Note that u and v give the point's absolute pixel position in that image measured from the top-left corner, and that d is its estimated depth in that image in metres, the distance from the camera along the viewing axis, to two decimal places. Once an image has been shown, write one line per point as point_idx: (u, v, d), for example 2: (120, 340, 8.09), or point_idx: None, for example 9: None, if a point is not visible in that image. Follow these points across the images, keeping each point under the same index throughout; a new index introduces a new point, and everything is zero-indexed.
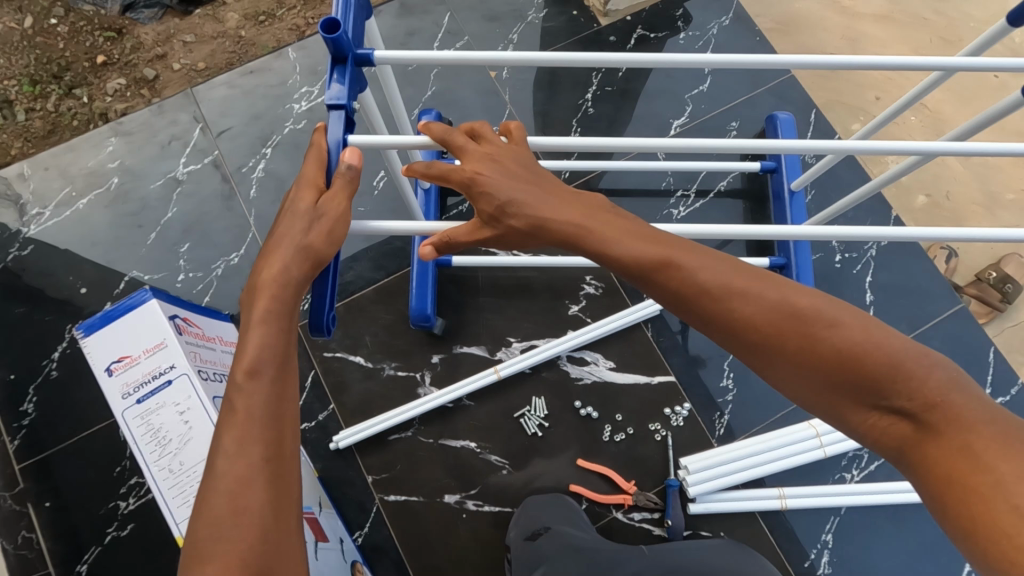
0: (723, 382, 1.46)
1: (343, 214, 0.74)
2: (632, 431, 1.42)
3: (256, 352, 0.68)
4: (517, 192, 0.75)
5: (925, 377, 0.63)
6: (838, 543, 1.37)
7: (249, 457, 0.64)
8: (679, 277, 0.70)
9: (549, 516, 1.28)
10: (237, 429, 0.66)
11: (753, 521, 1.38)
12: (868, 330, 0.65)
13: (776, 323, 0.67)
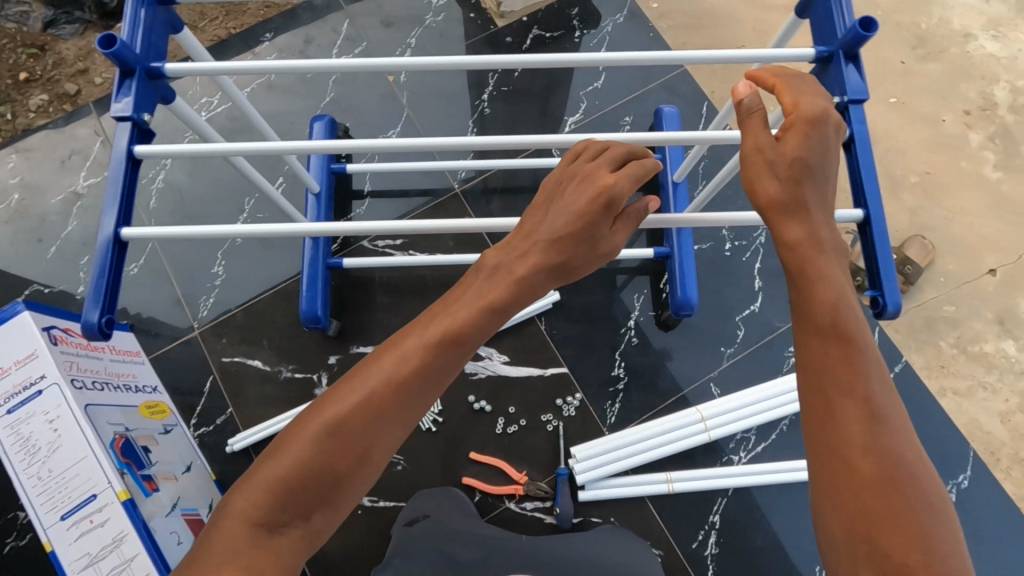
0: (615, 371, 1.50)
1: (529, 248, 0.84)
2: (524, 423, 1.46)
3: (395, 363, 0.77)
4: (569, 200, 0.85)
5: (932, 535, 0.62)
6: (726, 524, 1.41)
7: (286, 479, 0.71)
8: (853, 359, 0.70)
9: (430, 503, 1.32)
10: (303, 446, 0.73)
11: (643, 506, 1.41)
12: (928, 492, 0.65)
13: (894, 437, 0.66)
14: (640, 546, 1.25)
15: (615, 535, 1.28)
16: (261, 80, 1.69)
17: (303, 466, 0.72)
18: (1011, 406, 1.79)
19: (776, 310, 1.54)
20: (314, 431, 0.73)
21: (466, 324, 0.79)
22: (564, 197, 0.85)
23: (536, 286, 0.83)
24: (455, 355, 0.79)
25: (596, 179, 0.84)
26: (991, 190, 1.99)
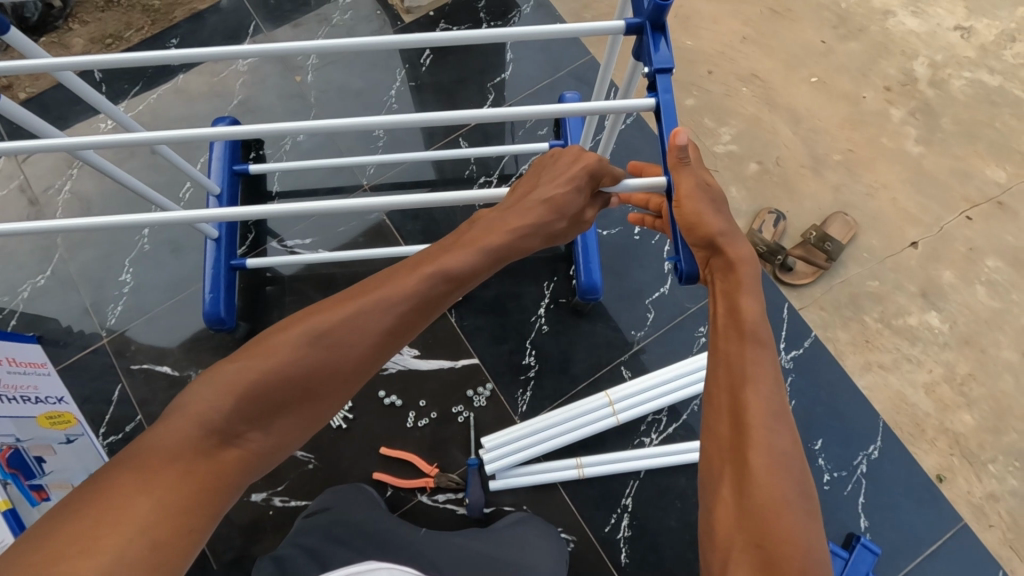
0: (526, 359, 1.50)
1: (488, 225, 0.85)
2: (435, 415, 1.45)
3: (348, 324, 0.75)
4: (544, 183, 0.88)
5: (811, 534, 0.65)
6: (639, 506, 1.41)
7: (215, 421, 0.69)
8: (758, 354, 0.76)
9: (338, 497, 1.27)
10: (239, 396, 0.70)
11: (555, 492, 1.41)
12: (795, 483, 0.68)
13: (777, 433, 0.71)
14: (547, 536, 1.28)
15: (524, 526, 1.30)
16: (169, 85, 1.70)
17: (230, 417, 0.70)
18: (933, 377, 1.76)
19: (685, 290, 1.54)
20: (247, 377, 0.71)
21: (421, 286, 0.79)
22: (557, 176, 0.89)
23: (484, 264, 0.82)
24: (400, 309, 0.77)
25: (583, 159, 0.89)
26: (914, 162, 1.98)
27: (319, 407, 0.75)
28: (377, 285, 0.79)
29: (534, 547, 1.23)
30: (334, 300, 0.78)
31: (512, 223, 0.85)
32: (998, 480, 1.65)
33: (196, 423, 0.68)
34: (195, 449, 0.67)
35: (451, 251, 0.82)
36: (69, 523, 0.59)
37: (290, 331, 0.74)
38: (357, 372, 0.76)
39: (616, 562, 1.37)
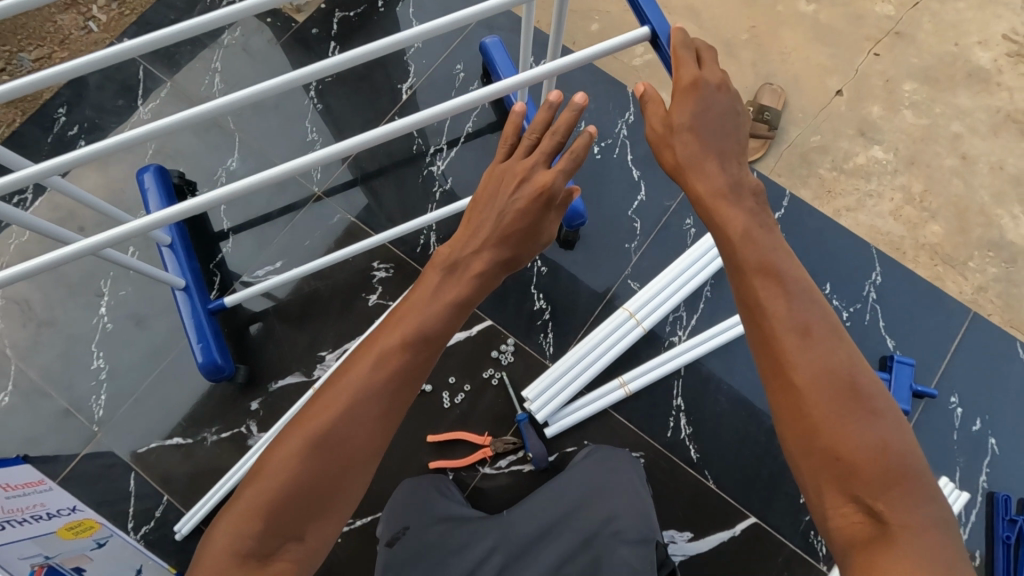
0: (536, 304, 1.48)
1: (447, 276, 0.85)
2: (469, 387, 1.42)
3: (344, 416, 0.75)
4: (493, 211, 0.88)
5: (897, 454, 0.66)
6: (691, 402, 1.42)
7: (245, 548, 0.69)
8: (779, 289, 0.75)
9: (410, 512, 1.15)
10: (257, 517, 0.70)
11: (609, 417, 1.41)
12: (867, 406, 0.69)
13: (828, 366, 0.70)
14: (634, 473, 1.21)
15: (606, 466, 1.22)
16: (73, 157, 1.57)
17: (259, 539, 0.70)
18: (897, 203, 1.87)
19: (661, 191, 1.56)
20: (263, 497, 0.71)
21: (403, 358, 0.79)
22: (507, 200, 0.88)
23: (456, 313, 0.84)
24: (385, 386, 0.77)
25: (535, 178, 0.88)
26: (812, 20, 2.08)
27: (339, 497, 0.75)
28: (360, 365, 0.78)
29: (628, 498, 1.16)
30: (322, 393, 0.77)
31: (473, 269, 0.86)
32: (979, 272, 1.80)
33: (228, 558, 0.69)
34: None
35: (416, 312, 0.82)
36: None
37: (289, 438, 0.74)
38: (365, 457, 0.75)
39: (687, 460, 1.39)
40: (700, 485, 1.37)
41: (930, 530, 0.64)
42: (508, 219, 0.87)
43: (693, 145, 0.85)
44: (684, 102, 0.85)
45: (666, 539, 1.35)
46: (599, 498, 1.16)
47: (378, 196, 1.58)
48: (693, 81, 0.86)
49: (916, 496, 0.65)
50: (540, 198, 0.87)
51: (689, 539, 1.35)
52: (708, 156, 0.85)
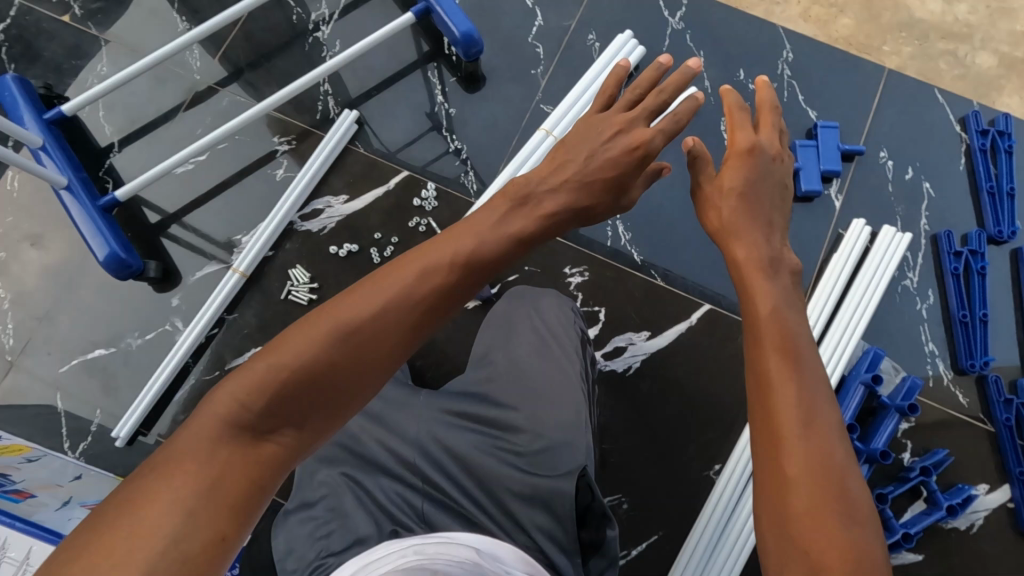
0: (450, 146, 1.43)
1: (526, 216, 0.78)
2: (397, 239, 1.37)
3: (367, 317, 0.65)
4: (586, 152, 0.83)
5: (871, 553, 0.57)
6: (625, 209, 1.38)
7: (249, 418, 0.61)
8: (803, 374, 0.66)
9: None
10: (267, 389, 0.61)
11: (545, 240, 1.36)
12: (869, 527, 0.59)
13: (854, 479, 0.61)
14: (563, 333, 1.07)
15: (532, 325, 1.08)
16: None
17: (259, 414, 0.61)
18: None
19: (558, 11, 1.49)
20: (273, 374, 0.62)
21: (427, 287, 0.68)
22: (603, 138, 0.84)
23: (513, 248, 0.76)
24: (421, 322, 0.68)
25: (632, 133, 0.84)
26: None
27: (339, 410, 0.65)
28: (407, 263, 0.69)
29: (558, 364, 1.02)
30: (361, 290, 0.67)
31: (545, 207, 0.79)
32: None
33: (225, 421, 0.60)
34: (231, 452, 0.59)
35: (473, 243, 0.73)
36: (104, 536, 0.51)
37: (316, 324, 0.64)
38: (372, 374, 0.66)
39: (632, 264, 1.35)
40: (649, 284, 1.33)
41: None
42: (590, 163, 0.82)
43: (733, 233, 0.81)
44: (741, 166, 0.85)
45: (624, 343, 1.31)
46: (525, 360, 1.02)
47: (267, 74, 1.50)
48: (750, 147, 0.86)
49: None
50: (633, 156, 0.82)
51: (648, 339, 1.31)
52: (761, 249, 0.79)
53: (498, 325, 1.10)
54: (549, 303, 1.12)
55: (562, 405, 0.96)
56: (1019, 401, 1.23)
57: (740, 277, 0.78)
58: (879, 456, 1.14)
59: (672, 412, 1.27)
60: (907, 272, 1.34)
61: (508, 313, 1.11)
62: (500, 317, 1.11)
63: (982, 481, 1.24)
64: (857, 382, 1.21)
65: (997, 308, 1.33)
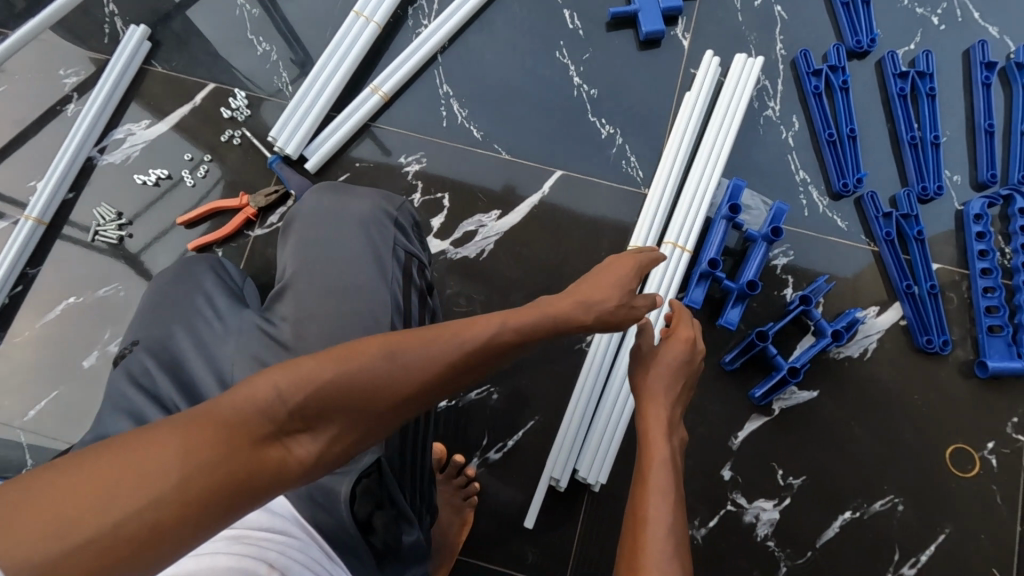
0: (259, 50, 1.29)
1: (580, 292, 0.69)
2: (210, 157, 1.24)
3: (435, 367, 0.54)
4: (607, 282, 0.72)
5: None
6: (457, 86, 1.26)
7: (283, 408, 0.46)
8: (671, 496, 0.64)
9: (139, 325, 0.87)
10: (321, 385, 0.48)
11: (375, 132, 1.24)
12: None
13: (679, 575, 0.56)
14: (365, 240, 0.81)
15: (328, 237, 0.82)
16: None
17: (296, 408, 0.46)
18: None
19: None
20: (340, 381, 0.49)
21: (505, 344, 0.60)
22: (620, 267, 0.74)
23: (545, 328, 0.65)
24: (454, 385, 0.57)
25: (631, 262, 0.75)
26: None
27: (371, 433, 0.52)
28: (481, 321, 0.60)
29: (353, 284, 0.78)
30: (417, 338, 0.55)
31: (581, 291, 0.69)
32: None
33: (255, 406, 0.45)
34: (244, 429, 0.44)
35: (504, 335, 0.60)
36: (65, 493, 0.35)
37: (363, 356, 0.52)
38: (408, 412, 0.54)
39: (472, 141, 1.24)
40: (494, 160, 1.23)
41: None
42: (594, 284, 0.71)
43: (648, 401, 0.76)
44: (676, 348, 0.79)
45: (474, 226, 1.20)
46: (312, 284, 0.79)
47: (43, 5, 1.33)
48: (693, 337, 0.80)
49: None
50: (631, 283, 0.73)
51: (499, 219, 1.20)
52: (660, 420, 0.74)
53: (291, 244, 0.83)
54: (354, 205, 0.84)
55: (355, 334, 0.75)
56: (896, 213, 1.14)
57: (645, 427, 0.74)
58: (748, 290, 1.04)
59: (534, 289, 1.17)
60: (768, 101, 1.24)
61: (301, 229, 0.84)
62: (292, 234, 0.84)
63: (871, 304, 1.15)
64: (719, 219, 1.11)
65: (868, 124, 1.23)
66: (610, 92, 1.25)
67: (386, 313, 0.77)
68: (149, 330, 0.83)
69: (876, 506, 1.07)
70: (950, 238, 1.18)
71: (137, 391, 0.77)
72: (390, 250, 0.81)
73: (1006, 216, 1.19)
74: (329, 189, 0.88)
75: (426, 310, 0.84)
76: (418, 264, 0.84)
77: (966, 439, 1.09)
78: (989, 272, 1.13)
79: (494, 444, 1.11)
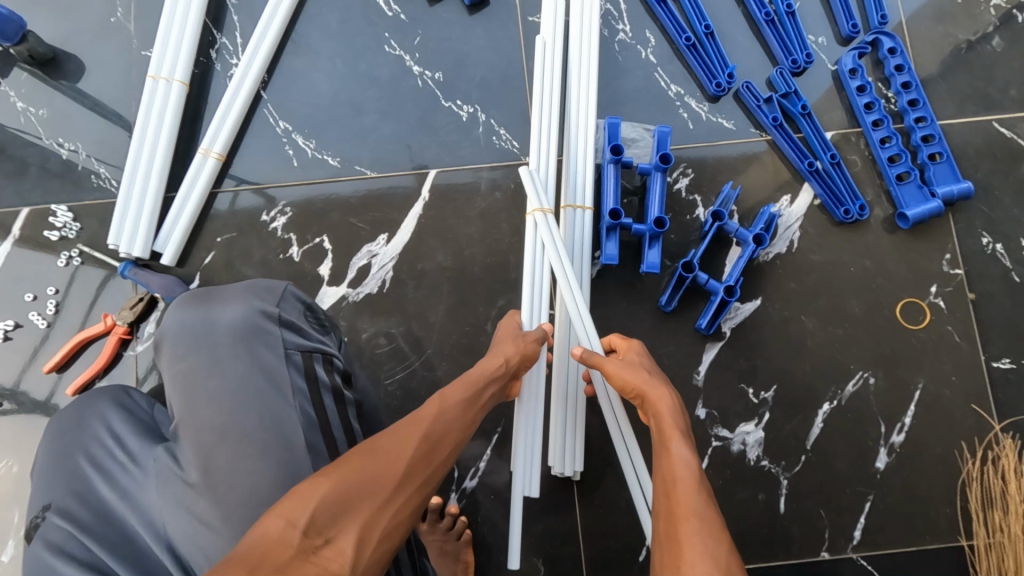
0: (64, 151, 1.14)
1: (496, 354, 0.81)
2: (56, 288, 1.10)
3: (417, 445, 0.63)
4: (501, 346, 0.83)
5: (672, 411, 0.72)
6: (294, 117, 1.14)
7: (302, 530, 0.52)
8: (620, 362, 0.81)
9: (51, 483, 0.73)
10: (334, 493, 0.55)
11: (225, 196, 1.11)
12: (663, 406, 0.73)
13: (640, 373, 0.78)
14: (247, 353, 0.71)
15: (205, 358, 0.71)
16: None
17: (312, 522, 0.52)
18: None
19: None
20: (346, 484, 0.56)
21: (467, 414, 0.72)
22: (506, 337, 0.86)
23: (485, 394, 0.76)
24: (434, 463, 0.65)
25: (509, 324, 0.89)
26: None
27: (388, 526, 0.57)
28: (442, 401, 0.70)
29: (247, 408, 0.69)
30: (388, 436, 0.63)
31: (500, 356, 0.81)
32: None
33: (276, 538, 0.51)
34: (275, 553, 0.50)
35: (453, 412, 0.70)
36: None
37: (352, 463, 0.58)
38: (409, 497, 0.60)
39: (330, 171, 1.13)
40: (361, 183, 1.13)
41: (724, 561, 0.54)
42: (489, 356, 0.81)
43: (611, 366, 0.80)
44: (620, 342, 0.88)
45: (366, 259, 1.10)
46: (205, 416, 0.69)
47: None
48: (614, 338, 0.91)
49: (669, 425, 0.70)
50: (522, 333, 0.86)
51: (389, 241, 1.11)
52: (640, 372, 0.78)
53: (164, 370, 0.73)
54: (224, 312, 0.74)
55: (269, 461, 0.67)
56: (776, 95, 1.10)
57: (640, 387, 0.77)
58: (658, 228, 0.99)
59: (452, 301, 1.09)
60: (616, 25, 1.17)
61: (172, 352, 0.73)
62: (164, 359, 0.73)
63: (783, 195, 1.12)
64: (608, 164, 1.04)
65: (721, 14, 1.18)
66: (456, 69, 1.16)
67: (296, 427, 0.69)
68: (71, 496, 0.72)
69: (849, 388, 1.06)
70: (833, 101, 1.15)
71: (62, 560, 0.66)
72: (284, 358, 0.72)
73: (879, 62, 1.17)
74: (193, 298, 0.77)
75: (346, 406, 0.74)
76: (321, 359, 0.74)
77: (910, 292, 1.09)
78: (880, 123, 1.11)
79: (467, 471, 1.05)
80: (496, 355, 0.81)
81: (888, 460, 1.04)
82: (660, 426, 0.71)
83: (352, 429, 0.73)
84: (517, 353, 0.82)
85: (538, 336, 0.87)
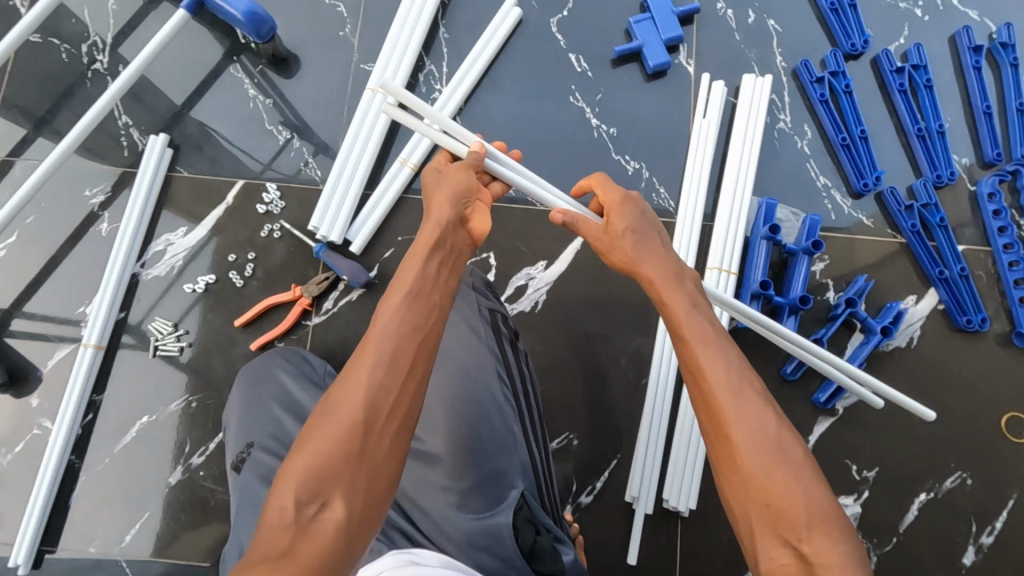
0: (280, 139, 1.30)
1: (436, 192, 0.82)
2: (254, 253, 1.24)
3: (376, 359, 0.63)
4: (436, 181, 0.84)
5: (705, 318, 0.71)
6: None
7: (294, 513, 0.55)
8: (643, 258, 0.81)
9: None
10: (308, 460, 0.58)
11: (411, 202, 1.26)
12: (682, 304, 0.73)
13: (651, 256, 0.80)
14: (457, 314, 0.96)
15: None
16: None
17: (297, 501, 0.56)
18: None
19: None
20: (321, 447, 0.58)
21: (438, 294, 0.72)
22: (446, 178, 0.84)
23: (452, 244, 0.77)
24: (410, 374, 0.64)
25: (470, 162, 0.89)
26: None
27: (381, 458, 0.60)
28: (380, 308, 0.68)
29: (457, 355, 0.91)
30: (342, 382, 0.62)
31: (444, 194, 0.81)
32: None
33: (277, 526, 0.56)
34: (277, 541, 0.55)
35: (395, 304, 0.67)
36: None
37: (323, 424, 0.60)
38: (388, 415, 0.61)
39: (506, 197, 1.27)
40: (530, 212, 1.26)
41: (796, 459, 0.61)
42: (440, 183, 0.83)
43: (602, 232, 0.85)
44: (622, 208, 0.86)
45: (524, 280, 1.23)
46: None
47: (53, 127, 1.31)
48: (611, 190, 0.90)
49: (707, 329, 0.70)
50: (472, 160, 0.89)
51: (547, 268, 1.24)
52: (654, 250, 0.81)
53: None
54: None
55: (472, 393, 0.87)
56: (918, 205, 1.20)
57: (647, 271, 0.79)
58: (802, 304, 1.10)
59: (595, 333, 1.21)
60: (778, 114, 1.30)
61: None
62: None
63: (909, 294, 1.22)
64: (760, 240, 1.16)
65: (875, 120, 1.30)
66: (630, 128, 1.30)
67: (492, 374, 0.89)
68: None
69: (947, 483, 1.14)
70: (969, 218, 1.25)
71: None
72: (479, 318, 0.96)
73: (1014, 190, 1.26)
74: None
75: (519, 363, 0.98)
76: (502, 324, 0.99)
77: (1015, 406, 1.17)
78: (1010, 246, 1.21)
79: (585, 488, 1.14)
80: (441, 184, 0.83)
81: (974, 558, 1.11)
82: (696, 328, 0.70)
83: (523, 384, 0.96)
84: (452, 186, 0.82)
85: (468, 161, 0.88)
